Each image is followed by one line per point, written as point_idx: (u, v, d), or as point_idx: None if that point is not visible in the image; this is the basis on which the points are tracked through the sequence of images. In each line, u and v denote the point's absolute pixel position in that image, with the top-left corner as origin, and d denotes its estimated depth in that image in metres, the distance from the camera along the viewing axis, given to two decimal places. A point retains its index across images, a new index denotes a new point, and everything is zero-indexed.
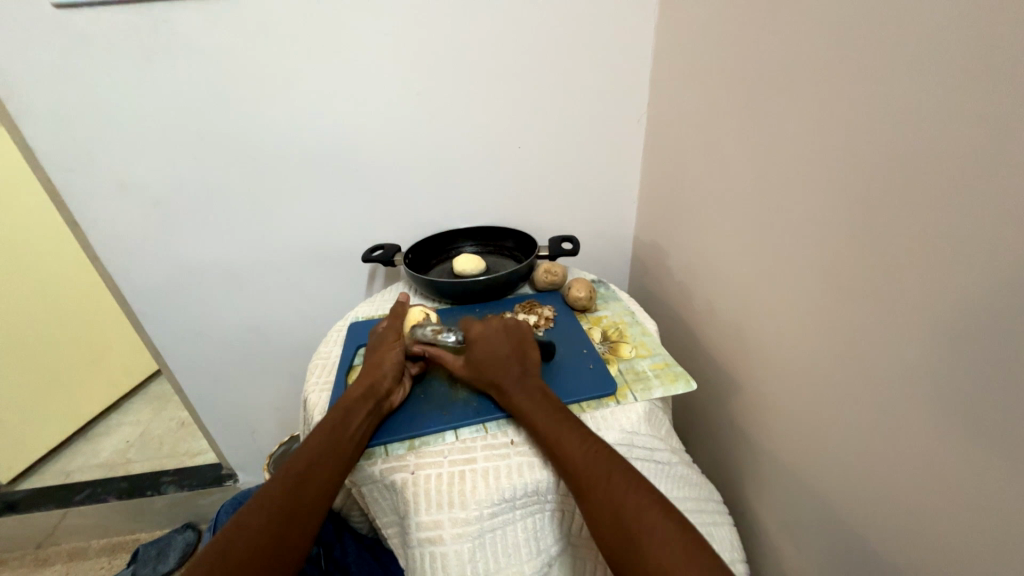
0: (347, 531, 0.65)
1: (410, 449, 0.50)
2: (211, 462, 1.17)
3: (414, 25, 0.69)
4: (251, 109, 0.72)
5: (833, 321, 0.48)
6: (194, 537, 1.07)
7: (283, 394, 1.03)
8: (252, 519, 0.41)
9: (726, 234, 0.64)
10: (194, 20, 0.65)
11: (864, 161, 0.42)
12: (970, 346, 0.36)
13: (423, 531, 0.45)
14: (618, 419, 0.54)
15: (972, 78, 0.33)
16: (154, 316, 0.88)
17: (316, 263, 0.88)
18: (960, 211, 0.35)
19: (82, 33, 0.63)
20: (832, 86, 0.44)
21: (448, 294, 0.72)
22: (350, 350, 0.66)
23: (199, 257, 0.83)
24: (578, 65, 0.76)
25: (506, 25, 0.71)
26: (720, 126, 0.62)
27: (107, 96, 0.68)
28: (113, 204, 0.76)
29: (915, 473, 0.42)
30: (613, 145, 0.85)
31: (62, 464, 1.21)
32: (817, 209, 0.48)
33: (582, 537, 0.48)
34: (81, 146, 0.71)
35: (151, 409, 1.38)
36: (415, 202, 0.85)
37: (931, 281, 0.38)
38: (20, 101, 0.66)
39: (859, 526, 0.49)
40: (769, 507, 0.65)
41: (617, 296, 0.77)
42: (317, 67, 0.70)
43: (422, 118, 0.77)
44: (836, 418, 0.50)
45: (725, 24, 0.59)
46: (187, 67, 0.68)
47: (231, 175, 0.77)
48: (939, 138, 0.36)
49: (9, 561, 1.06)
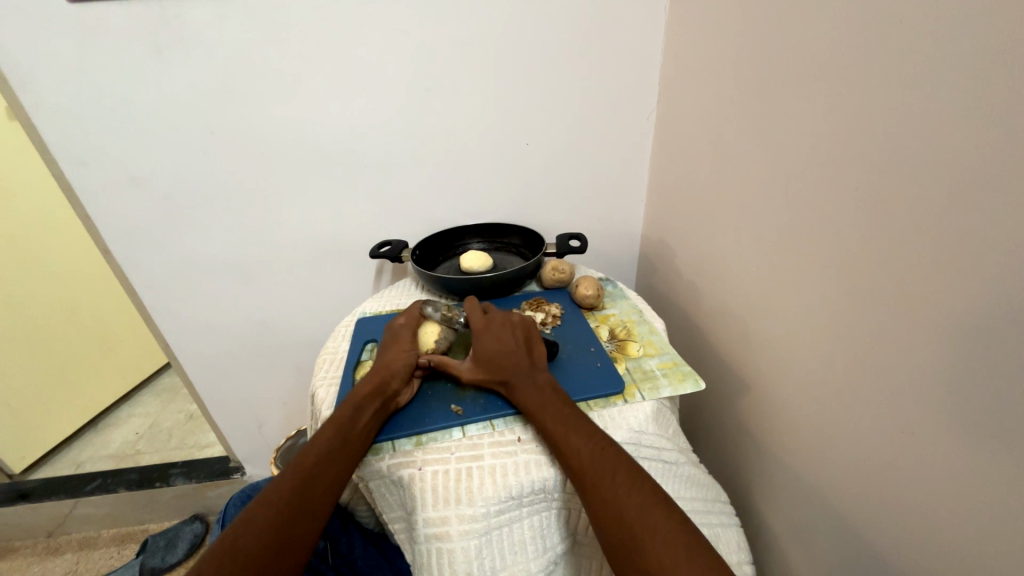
0: (353, 524, 0.65)
1: (418, 444, 0.51)
2: (218, 454, 1.19)
3: (423, 24, 0.69)
4: (258, 107, 0.72)
5: (843, 324, 0.48)
6: (202, 529, 1.09)
7: (290, 388, 1.03)
8: (260, 514, 0.41)
9: (734, 232, 0.64)
10: (203, 18, 0.65)
11: (875, 162, 0.41)
12: (981, 351, 0.35)
13: (430, 527, 0.45)
14: (626, 417, 0.53)
15: (987, 75, 0.32)
16: (164, 311, 0.89)
17: (324, 258, 0.89)
18: (969, 213, 0.34)
19: (93, 29, 0.64)
20: (843, 83, 0.44)
21: (456, 290, 0.72)
22: (359, 345, 0.66)
23: (208, 251, 0.84)
24: (587, 61, 0.75)
25: (515, 22, 0.71)
26: (729, 124, 0.62)
27: (114, 92, 0.68)
28: (124, 199, 0.76)
29: (922, 478, 0.41)
30: (622, 142, 0.84)
31: (72, 455, 1.23)
32: (826, 207, 0.47)
33: (588, 535, 0.49)
34: (89, 141, 0.71)
35: (160, 402, 1.40)
36: (423, 197, 0.84)
37: (940, 286, 0.37)
38: (31, 97, 0.66)
39: (866, 530, 0.49)
40: (775, 507, 0.65)
41: (624, 294, 0.76)
42: (325, 66, 0.71)
43: (429, 113, 0.76)
44: (845, 421, 0.49)
45: (735, 20, 0.58)
46: (194, 62, 0.68)
47: (239, 171, 0.77)
48: (952, 136, 0.35)
49: (21, 549, 1.08)
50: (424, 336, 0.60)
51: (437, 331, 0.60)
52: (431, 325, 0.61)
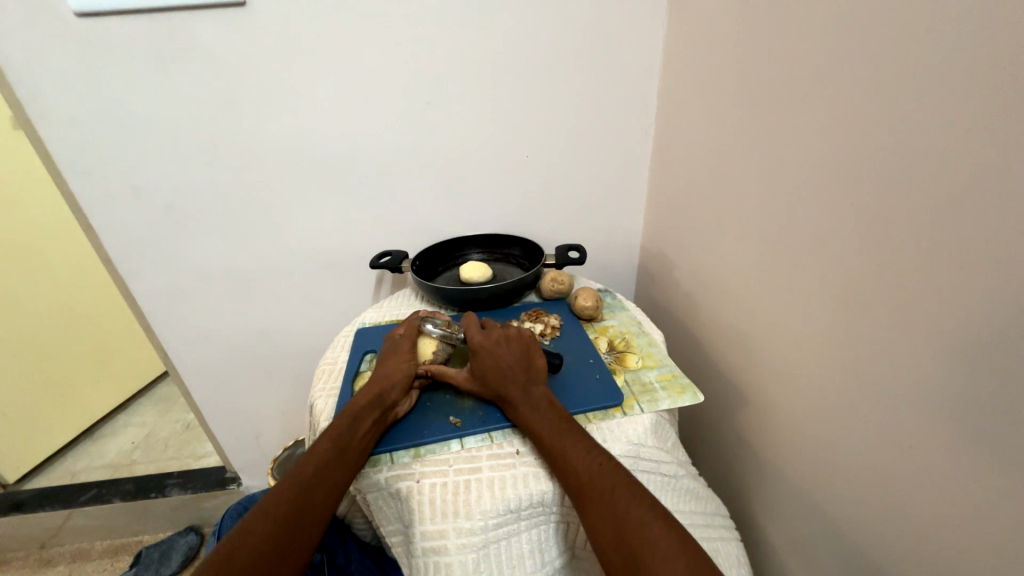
0: (349, 537, 0.65)
1: (416, 456, 0.50)
2: (214, 465, 1.18)
3: (426, 38, 0.71)
4: (262, 118, 0.73)
5: (843, 337, 0.48)
6: (197, 540, 1.07)
7: (287, 398, 1.03)
8: (257, 524, 0.41)
9: (733, 244, 0.64)
10: (210, 32, 0.66)
11: (874, 177, 0.42)
12: (980, 364, 0.35)
13: (427, 540, 0.45)
14: (625, 430, 0.53)
15: (985, 89, 0.33)
16: (163, 320, 0.89)
17: (324, 268, 0.89)
18: (967, 227, 0.35)
19: (102, 42, 0.65)
20: (841, 100, 0.44)
21: (455, 301, 0.72)
22: (357, 356, 0.66)
23: (209, 261, 0.84)
24: (587, 75, 0.77)
25: (516, 37, 0.72)
26: (728, 137, 0.62)
27: (120, 102, 0.69)
28: (126, 208, 0.77)
29: (923, 492, 0.41)
30: (621, 154, 0.85)
31: (68, 465, 1.22)
32: (824, 219, 0.48)
33: (586, 549, 0.48)
34: (95, 150, 0.72)
35: (157, 411, 1.39)
36: (423, 208, 0.85)
37: (940, 300, 0.37)
38: (39, 107, 0.67)
39: (867, 545, 0.48)
40: (775, 521, 0.64)
41: (623, 305, 0.77)
42: (328, 77, 0.72)
43: (431, 125, 0.77)
44: (844, 434, 0.49)
45: (734, 37, 0.59)
46: (201, 74, 0.69)
47: (242, 181, 0.78)
48: (951, 148, 0.35)
49: (13, 561, 1.07)
50: (422, 349, 0.60)
51: (434, 346, 0.60)
52: (429, 340, 0.61)
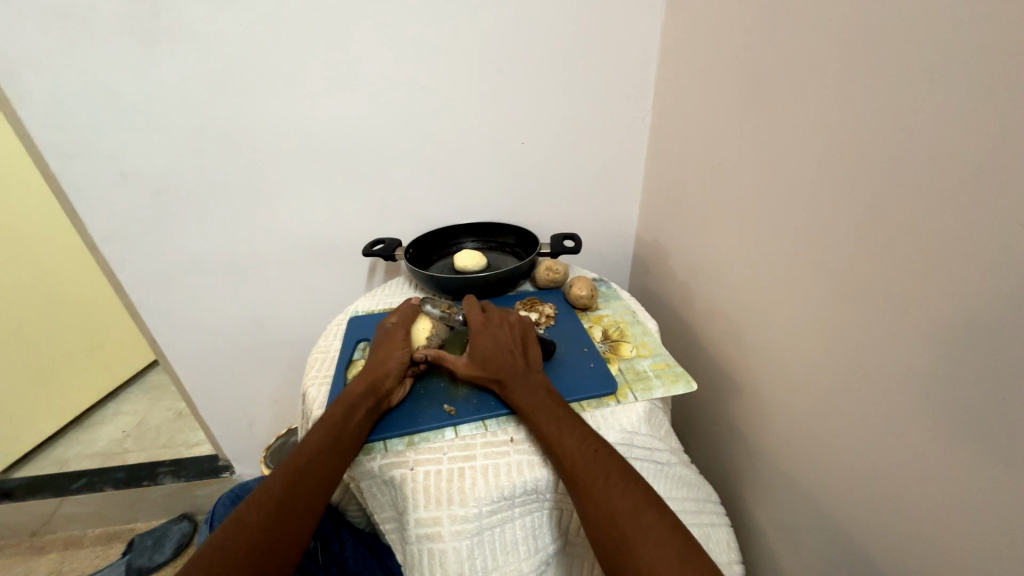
0: (344, 525, 0.65)
1: (410, 444, 0.50)
2: (207, 453, 1.17)
3: (419, 22, 0.69)
4: (251, 103, 0.71)
5: (835, 328, 0.48)
6: (190, 527, 1.08)
7: (280, 387, 1.02)
8: (252, 514, 0.41)
9: (727, 235, 0.64)
10: (197, 14, 0.64)
11: (869, 169, 0.42)
12: (971, 356, 0.35)
13: (422, 527, 0.45)
14: (619, 417, 0.54)
15: (983, 81, 0.32)
16: (153, 308, 0.87)
17: (317, 256, 0.88)
18: (962, 219, 0.35)
19: (84, 22, 0.62)
20: (837, 90, 0.44)
21: (450, 290, 0.71)
22: (351, 344, 0.66)
23: (199, 248, 0.83)
24: (584, 62, 0.75)
25: (512, 22, 0.71)
26: (724, 127, 0.62)
27: (105, 85, 0.67)
28: (113, 194, 0.75)
29: (911, 479, 0.42)
30: (617, 143, 0.84)
31: (58, 453, 1.21)
32: (821, 209, 0.48)
33: (579, 536, 0.49)
34: (77, 134, 0.69)
35: (148, 400, 1.38)
36: (417, 196, 0.84)
37: (933, 292, 0.38)
38: (19, 90, 0.65)
39: (855, 530, 0.49)
40: (765, 507, 0.65)
41: (618, 294, 0.77)
42: (319, 62, 0.70)
43: (424, 109, 0.76)
44: (835, 424, 0.50)
45: (731, 25, 0.59)
46: (188, 56, 0.67)
47: (232, 168, 0.76)
48: (947, 140, 0.35)
49: (3, 549, 1.06)
50: (416, 334, 0.61)
51: (429, 331, 0.61)
52: (424, 324, 0.62)
